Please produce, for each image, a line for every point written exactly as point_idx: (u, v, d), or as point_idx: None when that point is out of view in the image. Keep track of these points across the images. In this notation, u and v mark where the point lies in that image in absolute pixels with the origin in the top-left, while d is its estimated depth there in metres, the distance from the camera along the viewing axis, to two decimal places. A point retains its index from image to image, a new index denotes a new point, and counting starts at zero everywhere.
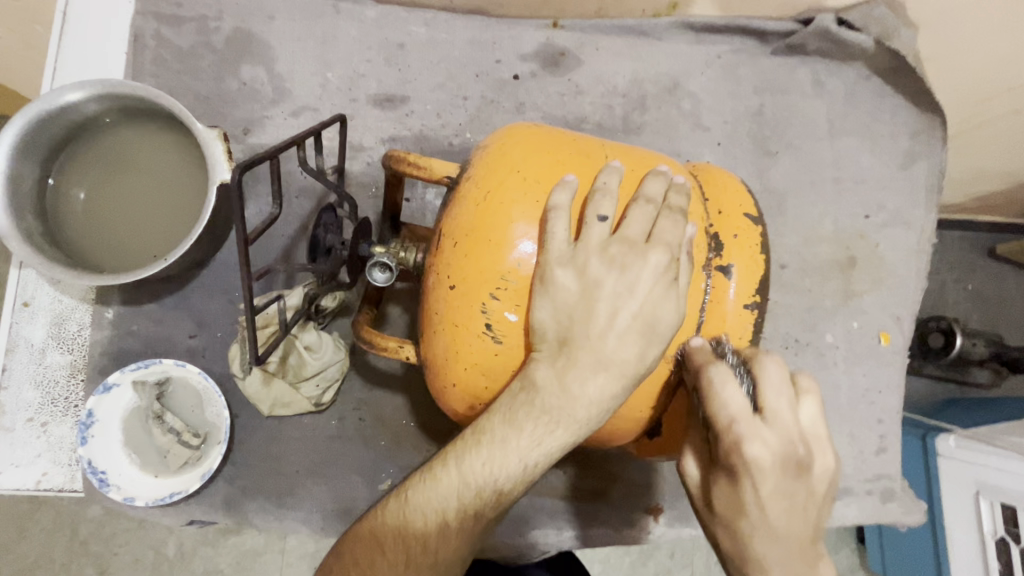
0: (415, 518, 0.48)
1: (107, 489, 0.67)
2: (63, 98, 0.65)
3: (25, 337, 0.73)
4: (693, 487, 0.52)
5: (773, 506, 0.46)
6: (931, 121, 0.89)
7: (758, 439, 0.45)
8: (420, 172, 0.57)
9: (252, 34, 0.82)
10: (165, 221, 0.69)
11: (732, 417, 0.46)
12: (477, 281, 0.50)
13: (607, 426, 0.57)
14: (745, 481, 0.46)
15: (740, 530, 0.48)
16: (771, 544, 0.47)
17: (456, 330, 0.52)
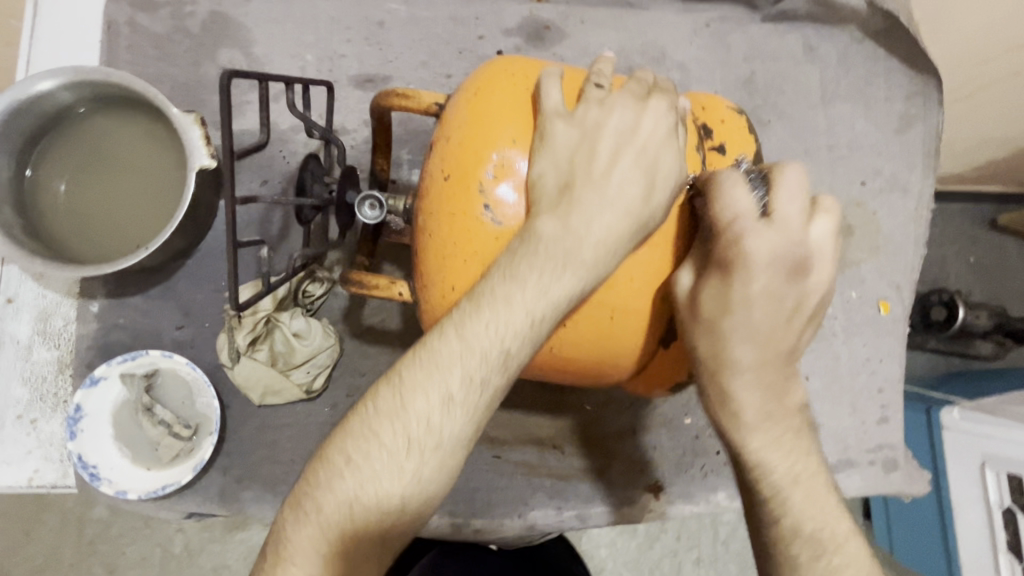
0: (414, 400, 0.43)
1: (99, 482, 0.66)
2: (35, 87, 0.63)
3: (11, 334, 0.72)
4: (680, 295, 0.51)
5: (756, 305, 0.49)
6: (925, 83, 0.87)
7: (760, 231, 0.48)
8: (412, 103, 0.57)
9: (228, 16, 0.80)
10: (147, 210, 0.68)
11: (738, 213, 0.48)
12: (473, 162, 0.51)
13: (621, 331, 0.53)
14: (737, 272, 0.48)
15: (722, 328, 0.50)
16: (747, 339, 0.50)
17: (455, 221, 0.51)
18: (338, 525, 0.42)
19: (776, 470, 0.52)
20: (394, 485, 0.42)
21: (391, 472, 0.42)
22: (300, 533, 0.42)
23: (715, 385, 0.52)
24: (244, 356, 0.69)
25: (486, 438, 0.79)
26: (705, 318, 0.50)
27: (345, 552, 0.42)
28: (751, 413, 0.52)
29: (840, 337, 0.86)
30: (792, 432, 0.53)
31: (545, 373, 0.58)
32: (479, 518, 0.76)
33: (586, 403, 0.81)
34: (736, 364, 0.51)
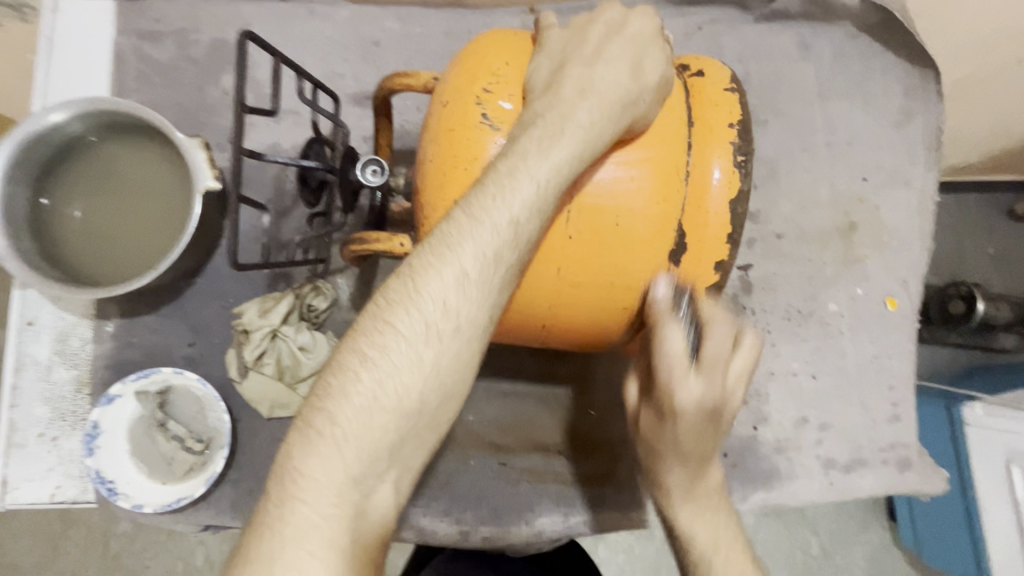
0: (426, 284, 0.42)
1: (116, 497, 0.68)
2: (48, 119, 0.66)
3: (31, 355, 0.75)
4: (630, 405, 0.56)
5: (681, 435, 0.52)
6: (924, 76, 0.87)
7: (688, 391, 0.49)
8: (411, 78, 0.58)
9: (230, 42, 0.83)
10: (155, 232, 0.71)
11: (671, 371, 0.49)
12: (468, 85, 0.52)
13: (626, 237, 0.52)
14: (668, 416, 0.51)
15: (655, 447, 0.54)
16: (672, 458, 0.54)
17: (455, 136, 0.51)
18: (357, 433, 0.39)
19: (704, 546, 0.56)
20: (413, 382, 0.41)
21: (409, 363, 0.41)
22: (314, 457, 0.39)
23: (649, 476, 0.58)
24: (251, 370, 0.71)
25: (492, 445, 0.81)
26: (647, 439, 0.55)
27: (371, 459, 0.40)
28: (677, 494, 0.57)
29: (846, 334, 0.85)
30: (724, 522, 0.58)
31: (553, 315, 0.56)
32: (488, 526, 0.76)
33: (590, 409, 0.82)
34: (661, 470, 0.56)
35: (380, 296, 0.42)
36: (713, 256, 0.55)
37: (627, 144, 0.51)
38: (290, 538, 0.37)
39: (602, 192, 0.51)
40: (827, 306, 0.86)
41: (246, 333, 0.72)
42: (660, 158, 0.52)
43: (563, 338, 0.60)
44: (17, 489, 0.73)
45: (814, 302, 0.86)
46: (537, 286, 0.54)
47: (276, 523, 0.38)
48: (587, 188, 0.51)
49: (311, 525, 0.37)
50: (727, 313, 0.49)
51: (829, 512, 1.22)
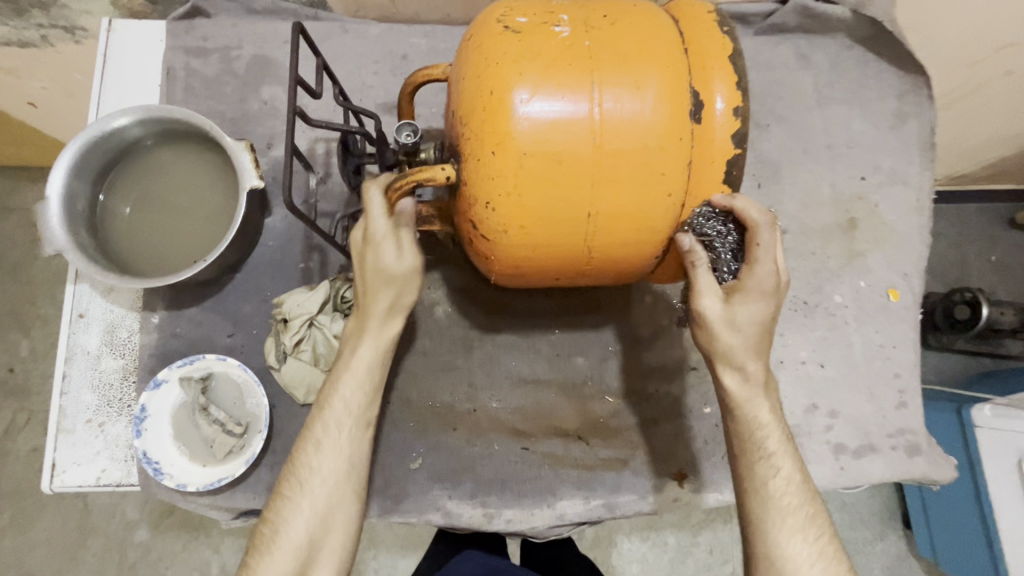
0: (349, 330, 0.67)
1: (162, 476, 0.73)
2: (111, 123, 0.73)
3: (82, 346, 0.79)
4: (722, 317, 0.61)
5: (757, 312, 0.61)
6: (915, 81, 0.93)
7: (772, 272, 0.60)
8: (434, 69, 0.66)
9: (270, 57, 0.90)
10: (202, 227, 0.76)
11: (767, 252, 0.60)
12: (485, 16, 0.60)
13: (645, 109, 0.56)
14: (770, 296, 0.61)
15: (757, 340, 0.62)
16: (745, 342, 0.61)
17: (485, 44, 0.57)
18: (341, 387, 0.65)
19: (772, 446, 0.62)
20: (357, 357, 0.65)
21: (352, 357, 0.65)
22: (321, 409, 0.65)
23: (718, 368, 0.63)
24: (290, 356, 0.76)
25: (513, 431, 0.83)
26: (749, 336, 0.61)
27: (353, 403, 0.65)
28: (741, 392, 0.63)
29: (852, 325, 0.89)
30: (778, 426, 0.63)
31: (600, 198, 0.58)
32: (510, 509, 0.79)
33: (606, 395, 0.86)
34: (732, 361, 0.62)
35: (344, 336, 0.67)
36: (729, 108, 0.58)
37: (630, 36, 0.58)
38: (308, 453, 0.64)
39: (619, 71, 0.56)
40: (832, 298, 0.90)
41: (285, 322, 0.77)
42: (659, 40, 0.59)
43: (613, 236, 0.60)
44: (64, 472, 0.76)
45: (819, 294, 0.90)
46: (581, 164, 0.56)
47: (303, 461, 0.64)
48: (605, 67, 0.56)
49: (326, 444, 0.64)
50: None
51: (842, 521, 1.23)
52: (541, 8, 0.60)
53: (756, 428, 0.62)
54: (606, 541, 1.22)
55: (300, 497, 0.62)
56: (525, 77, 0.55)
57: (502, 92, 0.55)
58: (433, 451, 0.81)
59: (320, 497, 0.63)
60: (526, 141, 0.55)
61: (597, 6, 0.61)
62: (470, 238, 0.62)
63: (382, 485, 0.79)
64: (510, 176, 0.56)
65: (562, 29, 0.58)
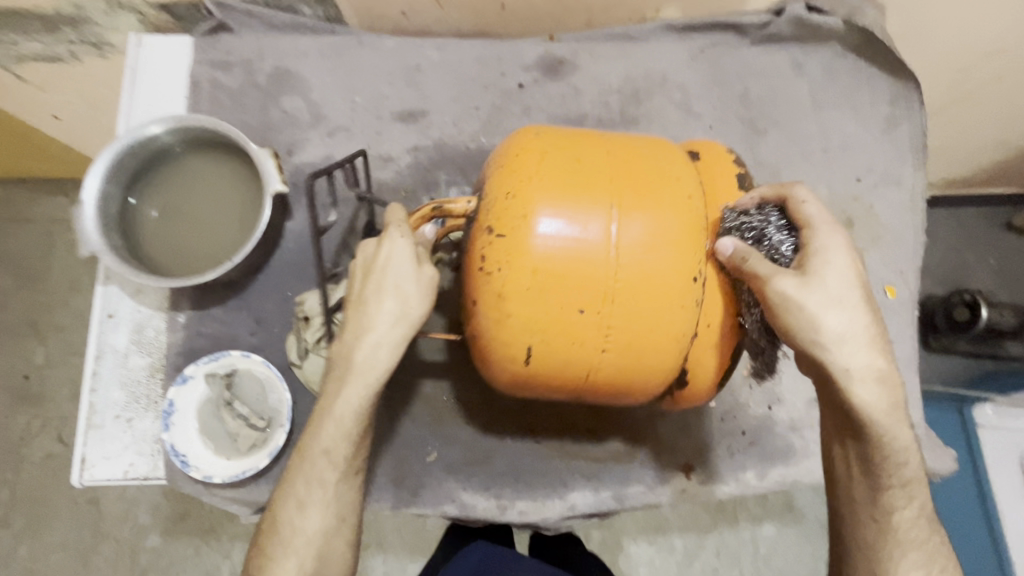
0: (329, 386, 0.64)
1: (189, 468, 0.76)
2: (144, 132, 0.77)
3: (111, 344, 0.83)
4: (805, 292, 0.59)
5: (840, 270, 0.60)
6: (906, 86, 0.97)
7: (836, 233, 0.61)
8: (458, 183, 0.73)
9: (290, 70, 0.94)
10: (227, 230, 0.80)
11: (813, 217, 0.62)
12: (513, 140, 0.66)
13: (658, 225, 0.60)
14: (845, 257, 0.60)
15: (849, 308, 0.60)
16: (840, 310, 0.59)
17: (516, 164, 0.62)
18: (314, 440, 0.63)
19: (894, 427, 0.61)
20: (344, 398, 0.62)
21: (335, 416, 0.63)
22: (302, 463, 0.63)
23: (821, 356, 0.60)
24: (311, 351, 0.80)
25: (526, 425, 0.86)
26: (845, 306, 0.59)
27: (336, 446, 0.63)
28: (857, 368, 0.60)
29: None
30: (893, 393, 0.61)
31: (614, 315, 0.60)
32: (523, 500, 0.82)
33: None
34: (836, 338, 0.59)
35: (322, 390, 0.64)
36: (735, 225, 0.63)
37: (645, 163, 0.63)
38: (291, 510, 0.63)
39: (634, 193, 0.61)
40: None
41: (306, 319, 0.80)
42: (678, 173, 0.64)
43: (623, 356, 0.62)
44: (94, 466, 0.79)
45: None
46: (598, 270, 0.59)
47: (286, 520, 0.63)
48: (621, 189, 0.61)
49: (309, 500, 0.63)
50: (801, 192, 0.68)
51: None
52: (564, 135, 0.66)
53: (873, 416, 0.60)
54: (613, 544, 1.24)
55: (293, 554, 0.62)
56: (546, 194, 0.60)
57: (523, 207, 0.59)
58: (449, 445, 0.84)
59: (305, 553, 0.63)
60: (545, 254, 0.59)
61: (615, 137, 0.68)
62: (483, 347, 0.64)
63: (399, 477, 0.82)
64: (527, 279, 0.59)
65: (582, 154, 0.63)
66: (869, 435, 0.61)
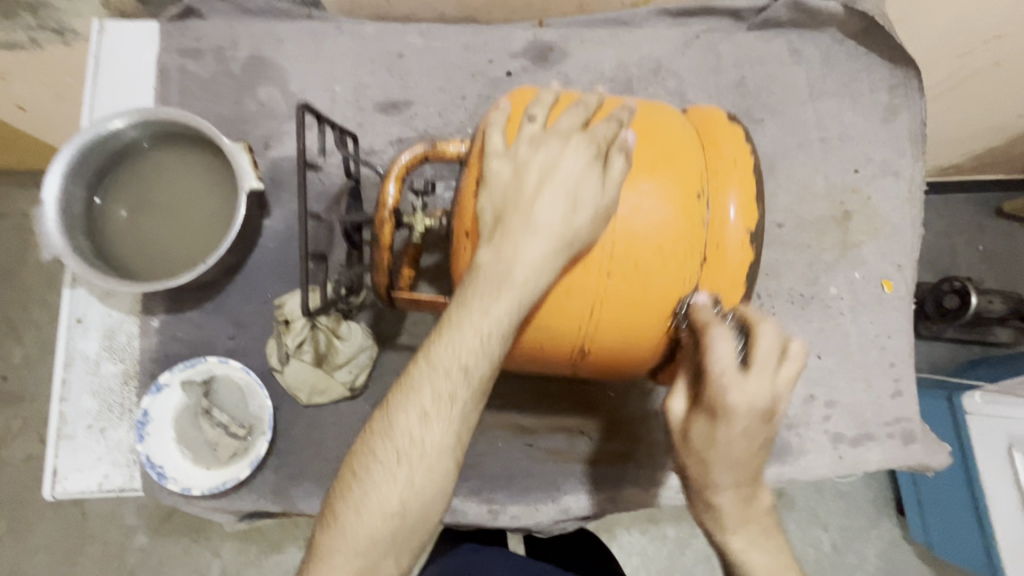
0: (397, 420, 0.51)
1: (166, 481, 0.72)
2: (108, 125, 0.72)
3: (81, 351, 0.79)
4: (674, 421, 0.57)
5: (723, 439, 0.53)
6: (906, 74, 0.94)
7: (741, 385, 0.51)
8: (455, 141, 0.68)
9: (265, 58, 0.89)
10: (201, 230, 0.76)
11: (724, 368, 0.51)
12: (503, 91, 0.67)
13: (657, 144, 0.59)
14: (720, 422, 0.53)
15: (708, 459, 0.55)
16: (727, 471, 0.55)
17: (512, 98, 0.62)
18: (405, 402, 0.50)
19: (757, 569, 0.56)
20: (492, 315, 0.50)
21: (447, 354, 0.50)
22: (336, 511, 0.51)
23: (697, 488, 0.57)
24: (292, 357, 0.76)
25: (518, 427, 0.84)
26: (698, 454, 0.55)
27: (455, 387, 0.50)
28: (731, 513, 0.57)
29: (847, 316, 0.90)
30: (762, 520, 0.58)
31: (617, 226, 0.56)
32: (515, 505, 0.80)
33: (608, 390, 0.86)
34: (716, 486, 0.56)
35: (369, 428, 0.52)
36: (738, 149, 0.62)
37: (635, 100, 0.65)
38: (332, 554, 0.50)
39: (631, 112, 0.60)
40: (828, 290, 0.91)
41: (286, 323, 0.76)
42: (669, 110, 0.65)
43: (631, 282, 0.57)
44: (66, 479, 0.76)
45: (816, 286, 0.91)
46: None
47: (349, 508, 0.51)
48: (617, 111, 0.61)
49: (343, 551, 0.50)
50: (772, 323, 0.53)
51: (838, 510, 1.25)
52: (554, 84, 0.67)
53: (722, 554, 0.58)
54: (606, 535, 1.23)
55: (364, 544, 0.49)
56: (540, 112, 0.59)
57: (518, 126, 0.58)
58: None
59: (380, 534, 0.50)
60: None
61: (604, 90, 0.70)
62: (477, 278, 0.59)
63: None
64: None
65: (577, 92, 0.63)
66: (733, 571, 0.58)
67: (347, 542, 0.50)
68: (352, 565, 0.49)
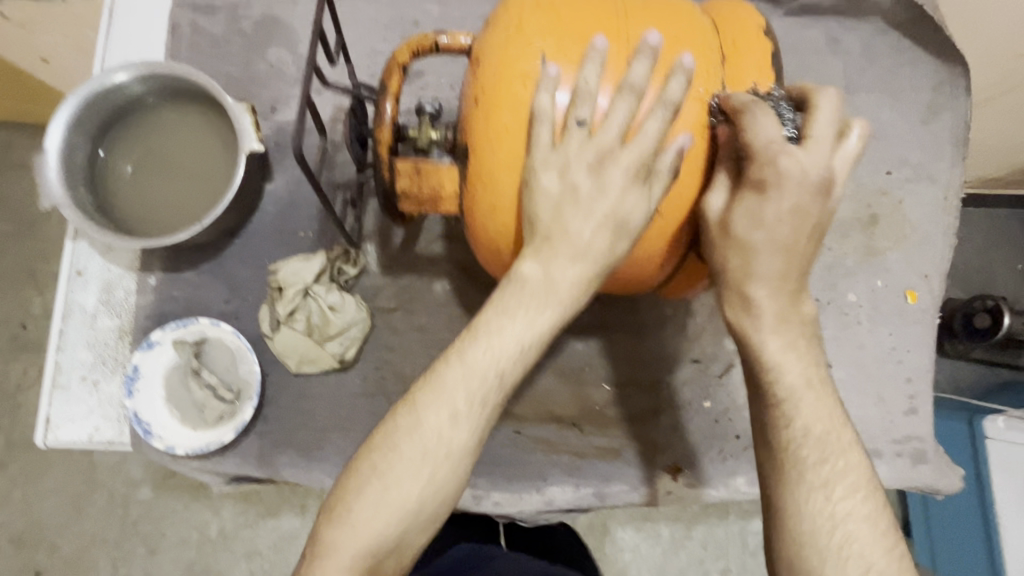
0: (471, 363, 0.47)
1: (152, 437, 0.73)
2: (111, 79, 0.71)
3: (79, 303, 0.79)
4: (712, 215, 0.53)
5: (777, 209, 0.50)
6: (953, 71, 0.88)
7: (794, 154, 0.49)
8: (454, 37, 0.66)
9: (279, 19, 0.87)
10: (201, 189, 0.75)
11: (772, 139, 0.48)
12: None
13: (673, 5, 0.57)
14: (768, 192, 0.50)
15: (749, 245, 0.51)
16: (772, 255, 0.51)
17: None
18: (495, 341, 0.47)
19: (789, 368, 0.52)
20: (582, 247, 0.49)
21: (542, 285, 0.48)
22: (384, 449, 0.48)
23: (729, 292, 0.54)
24: (283, 325, 0.76)
25: (507, 413, 0.82)
26: (734, 241, 0.52)
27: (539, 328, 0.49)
28: (770, 311, 0.52)
29: (864, 325, 0.85)
30: (801, 338, 0.53)
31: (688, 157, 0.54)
32: (499, 491, 0.78)
33: (604, 382, 0.84)
34: (758, 275, 0.52)
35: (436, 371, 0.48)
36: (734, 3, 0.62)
37: None
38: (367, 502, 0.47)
39: None
40: (846, 296, 0.86)
41: (280, 290, 0.76)
42: None
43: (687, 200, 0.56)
44: (58, 428, 0.77)
45: (833, 291, 0.86)
46: (627, 17, 0.55)
47: (400, 454, 0.47)
48: None
49: (391, 489, 0.47)
50: (832, 94, 0.51)
51: None
52: None
53: (756, 356, 0.53)
54: (600, 529, 1.21)
55: (416, 495, 0.47)
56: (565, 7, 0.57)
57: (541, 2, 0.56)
58: None
59: (435, 479, 0.47)
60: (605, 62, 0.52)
61: None
62: (492, 121, 0.54)
63: None
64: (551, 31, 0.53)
65: None
66: (768, 387, 0.52)
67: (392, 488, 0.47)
68: (399, 511, 0.47)
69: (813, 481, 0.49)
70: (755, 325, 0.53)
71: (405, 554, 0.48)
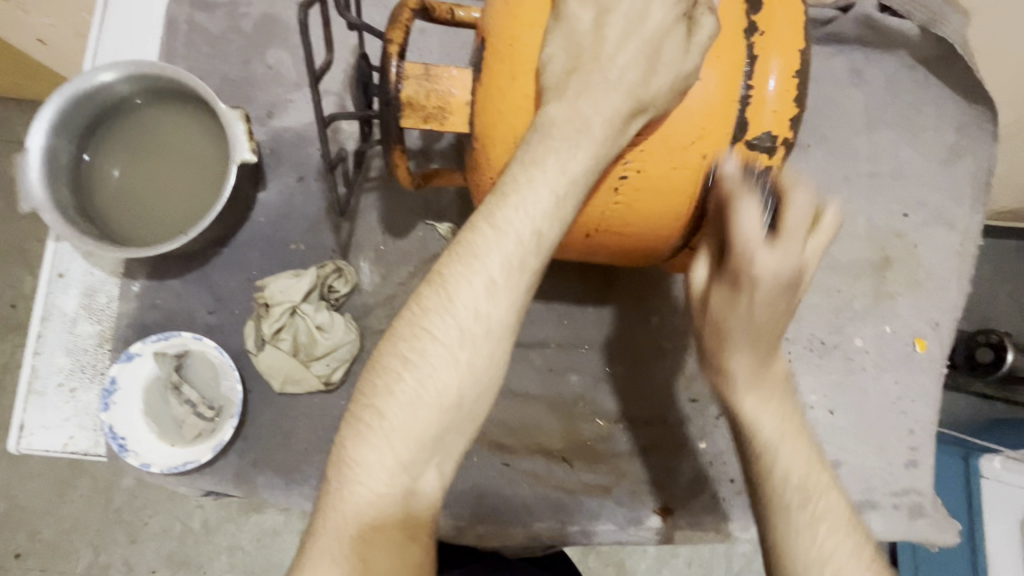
0: (504, 217, 0.44)
1: (126, 454, 0.70)
2: (98, 78, 0.68)
3: (59, 306, 0.76)
4: (697, 288, 0.54)
5: (758, 306, 0.49)
6: (979, 113, 0.85)
7: (766, 256, 0.46)
8: None
9: (281, 20, 0.84)
10: (191, 195, 0.72)
11: (749, 236, 0.46)
12: None
13: None
14: (743, 288, 0.48)
15: (726, 328, 0.51)
16: (747, 338, 0.51)
17: None
18: (527, 197, 0.45)
19: (765, 430, 0.53)
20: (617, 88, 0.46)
21: (574, 122, 0.46)
22: (416, 321, 0.45)
23: (712, 357, 0.55)
24: (268, 343, 0.73)
25: (496, 444, 0.79)
26: (714, 320, 0.52)
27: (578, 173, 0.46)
28: (744, 376, 0.53)
29: (869, 371, 0.83)
30: (783, 407, 0.54)
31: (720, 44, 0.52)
32: (483, 525, 0.75)
33: (596, 417, 0.82)
34: (737, 347, 0.52)
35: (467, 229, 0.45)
36: None
37: None
38: (398, 378, 0.44)
39: None
40: (852, 341, 0.83)
41: (267, 307, 0.73)
42: None
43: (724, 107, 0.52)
44: (31, 435, 0.74)
45: (839, 335, 0.83)
46: None
47: (433, 323, 0.44)
48: None
49: (428, 361, 0.44)
50: (808, 186, 0.46)
51: None
52: None
53: (737, 422, 0.55)
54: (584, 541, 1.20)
55: (455, 383, 0.44)
56: None
57: None
58: None
59: (470, 351, 0.44)
60: None
61: None
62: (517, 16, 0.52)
63: None
64: None
65: None
66: (753, 461, 0.53)
67: (428, 358, 0.44)
68: (435, 386, 0.44)
69: (798, 524, 0.50)
70: (733, 398, 0.55)
71: (445, 441, 0.45)
